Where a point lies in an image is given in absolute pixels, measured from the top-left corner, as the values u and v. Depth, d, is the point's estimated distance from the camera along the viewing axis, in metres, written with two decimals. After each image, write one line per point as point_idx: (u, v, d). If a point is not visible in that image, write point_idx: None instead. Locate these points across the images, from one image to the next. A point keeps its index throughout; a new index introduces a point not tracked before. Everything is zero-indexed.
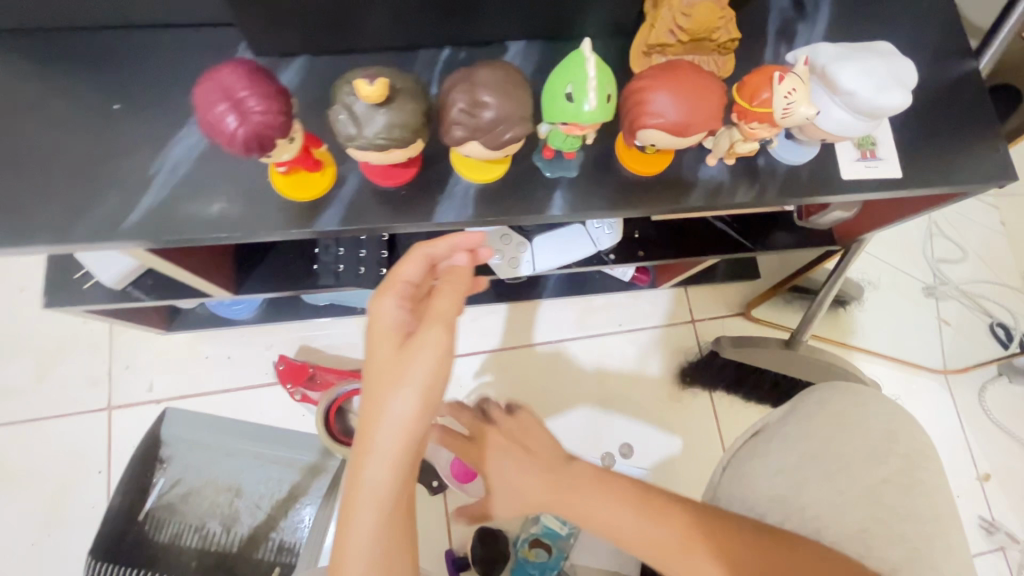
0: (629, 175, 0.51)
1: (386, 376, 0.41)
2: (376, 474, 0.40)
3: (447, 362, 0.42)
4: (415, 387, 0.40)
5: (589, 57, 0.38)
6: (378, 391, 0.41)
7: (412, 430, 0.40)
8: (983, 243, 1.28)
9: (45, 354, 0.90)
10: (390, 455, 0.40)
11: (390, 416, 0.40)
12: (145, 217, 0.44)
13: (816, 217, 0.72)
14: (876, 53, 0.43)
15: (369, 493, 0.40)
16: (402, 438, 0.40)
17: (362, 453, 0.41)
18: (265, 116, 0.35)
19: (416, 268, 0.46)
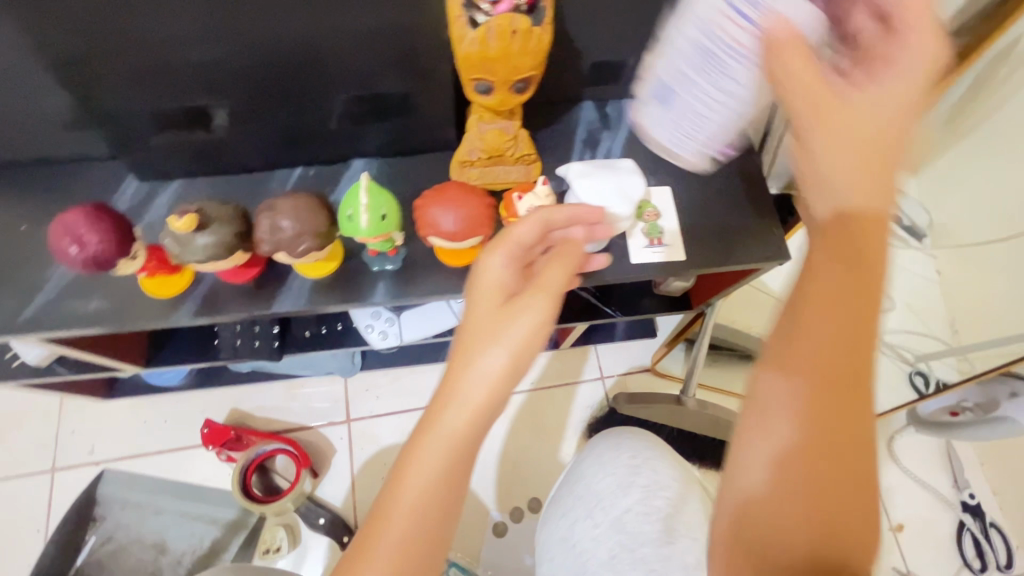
0: (444, 266, 0.61)
1: (487, 329, 0.45)
2: (431, 457, 0.42)
3: (542, 330, 0.46)
4: (508, 349, 0.44)
5: (363, 187, 0.50)
6: (474, 377, 0.43)
7: (483, 404, 0.43)
8: (914, 291, 1.34)
9: (1, 420, 1.00)
10: (454, 445, 0.43)
11: (461, 403, 0.43)
12: (36, 314, 0.55)
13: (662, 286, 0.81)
14: (613, 171, 0.54)
15: (445, 432, 0.43)
16: (482, 397, 0.43)
17: (425, 433, 0.43)
18: (100, 247, 0.46)
19: (530, 230, 0.48)
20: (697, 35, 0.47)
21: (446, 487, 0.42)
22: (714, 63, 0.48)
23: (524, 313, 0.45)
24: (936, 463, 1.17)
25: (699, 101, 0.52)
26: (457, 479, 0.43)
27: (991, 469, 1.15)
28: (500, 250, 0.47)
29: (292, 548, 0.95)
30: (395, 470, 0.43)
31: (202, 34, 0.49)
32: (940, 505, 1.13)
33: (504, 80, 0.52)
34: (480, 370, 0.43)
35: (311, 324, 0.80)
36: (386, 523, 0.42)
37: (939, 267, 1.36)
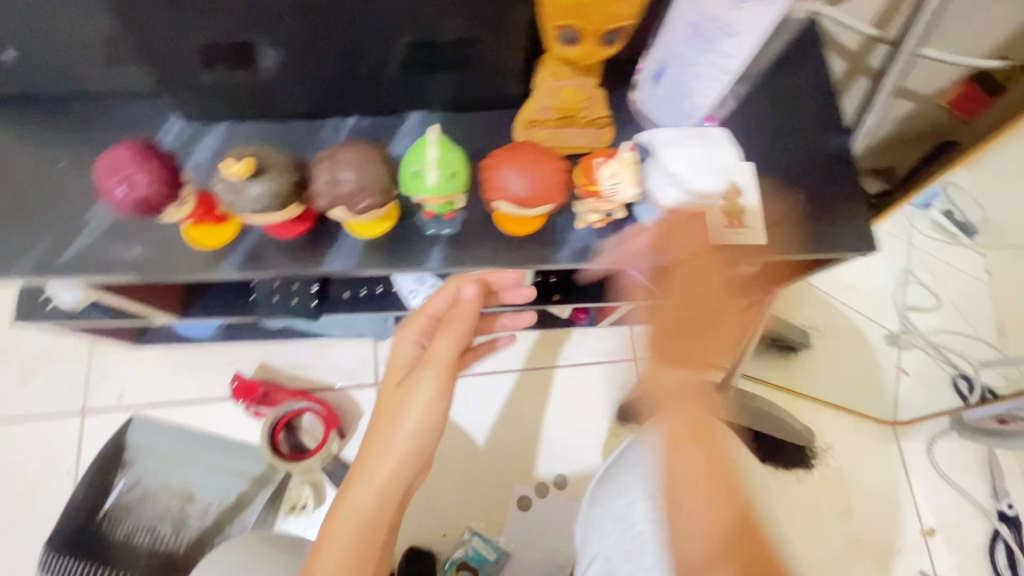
0: (505, 234, 0.57)
1: (391, 402, 0.54)
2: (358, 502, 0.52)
3: (438, 398, 0.54)
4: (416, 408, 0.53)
5: (431, 141, 0.45)
6: (387, 443, 0.52)
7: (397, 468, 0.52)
8: (959, 290, 1.28)
9: (32, 360, 1.00)
10: (377, 503, 0.52)
11: (376, 469, 0.52)
12: (76, 257, 0.52)
13: None
14: (702, 140, 0.49)
15: (354, 505, 0.52)
16: (391, 464, 0.52)
17: (355, 487, 0.52)
18: (147, 187, 0.43)
19: (441, 304, 0.56)
20: (688, 21, 0.49)
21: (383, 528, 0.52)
22: (704, 40, 0.50)
23: (422, 381, 0.53)
24: (975, 469, 1.13)
25: (690, 82, 0.53)
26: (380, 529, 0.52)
27: None
28: (417, 328, 0.55)
29: (317, 507, 0.95)
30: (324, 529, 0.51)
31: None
32: (975, 511, 1.10)
33: (595, 31, 0.48)
34: (390, 439, 0.53)
35: (349, 285, 0.77)
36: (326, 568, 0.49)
37: (989, 267, 1.28)
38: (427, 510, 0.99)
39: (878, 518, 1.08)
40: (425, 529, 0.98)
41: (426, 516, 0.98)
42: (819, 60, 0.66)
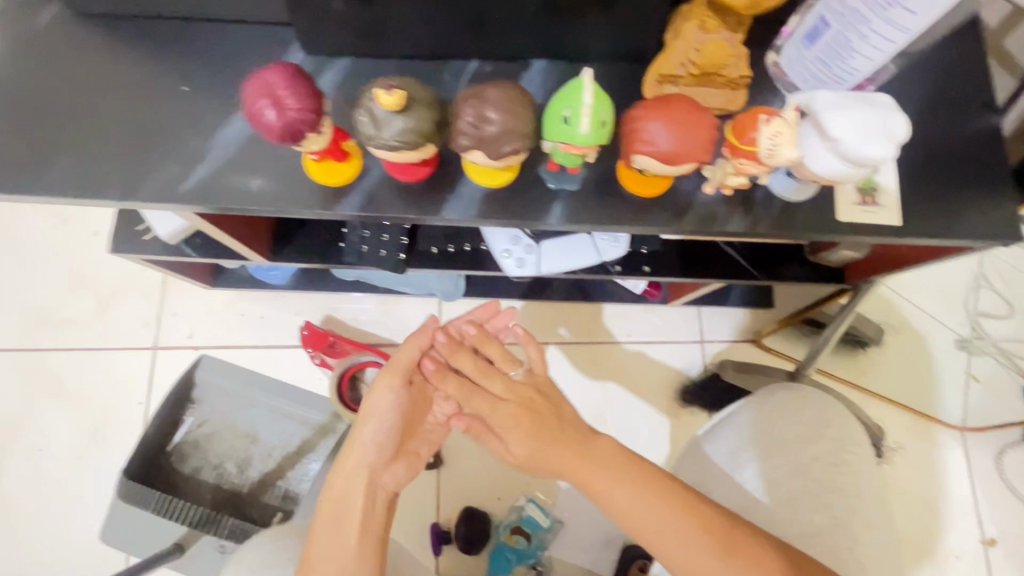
0: (628, 194, 0.55)
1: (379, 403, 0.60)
2: (337, 505, 0.55)
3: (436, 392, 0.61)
4: (381, 424, 0.59)
5: (587, 85, 0.42)
6: (361, 450, 0.58)
7: (369, 478, 0.57)
8: None
9: (107, 293, 1.02)
10: (345, 501, 0.55)
11: (352, 474, 0.57)
12: (197, 185, 0.52)
13: (826, 252, 0.73)
14: (871, 104, 0.45)
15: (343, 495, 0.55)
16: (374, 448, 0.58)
17: (338, 495, 0.55)
18: (298, 113, 0.41)
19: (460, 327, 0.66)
20: None
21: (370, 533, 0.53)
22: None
23: (391, 402, 0.60)
24: None
25: (848, 47, 0.49)
26: (363, 534, 0.53)
27: None
28: (384, 376, 0.61)
29: None
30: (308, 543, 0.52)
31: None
32: None
33: None
34: (360, 452, 0.58)
35: (437, 241, 0.75)
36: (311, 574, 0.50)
37: None
38: (482, 472, 0.99)
39: (936, 523, 1.06)
40: (480, 491, 0.99)
41: (482, 478, 0.99)
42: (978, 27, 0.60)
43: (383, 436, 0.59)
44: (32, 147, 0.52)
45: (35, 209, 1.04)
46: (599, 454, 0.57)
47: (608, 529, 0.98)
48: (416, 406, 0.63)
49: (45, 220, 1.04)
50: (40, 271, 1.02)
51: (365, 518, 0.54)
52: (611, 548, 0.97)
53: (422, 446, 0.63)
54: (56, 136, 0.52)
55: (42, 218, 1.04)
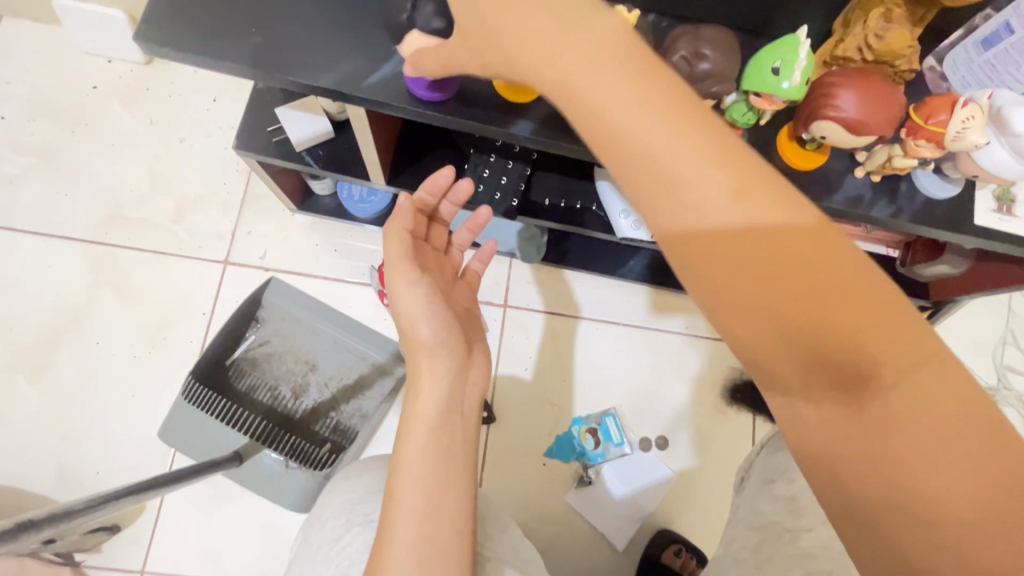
0: (784, 164, 0.56)
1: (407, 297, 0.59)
2: (419, 432, 0.55)
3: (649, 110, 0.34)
4: (426, 318, 0.59)
5: (803, 41, 0.44)
6: (430, 361, 0.58)
7: (451, 388, 0.58)
8: None
9: (186, 200, 1.01)
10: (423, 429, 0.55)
11: (429, 394, 0.57)
12: (381, 81, 0.52)
13: (921, 264, 0.75)
14: None
15: (421, 420, 0.56)
16: (433, 350, 0.58)
17: (411, 421, 0.56)
18: None
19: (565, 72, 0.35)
20: None
21: (448, 475, 0.54)
22: None
23: (415, 292, 0.59)
24: None
25: None
26: (447, 480, 0.54)
27: None
28: (401, 272, 0.59)
29: None
30: (394, 464, 0.54)
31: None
32: None
33: None
34: (430, 361, 0.58)
35: (550, 193, 0.77)
36: (396, 519, 0.51)
37: None
38: (530, 435, 1.01)
39: None
40: (526, 453, 1.01)
41: (529, 441, 1.01)
42: None
43: (437, 329, 0.59)
44: (227, 20, 0.52)
45: (124, 105, 1.04)
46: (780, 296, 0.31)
47: (643, 509, 0.99)
48: (447, 289, 0.64)
49: (134, 119, 1.04)
50: (122, 169, 1.01)
51: (450, 438, 0.56)
52: (644, 528, 0.99)
53: (479, 349, 0.64)
54: (251, 13, 0.52)
55: (131, 116, 1.04)
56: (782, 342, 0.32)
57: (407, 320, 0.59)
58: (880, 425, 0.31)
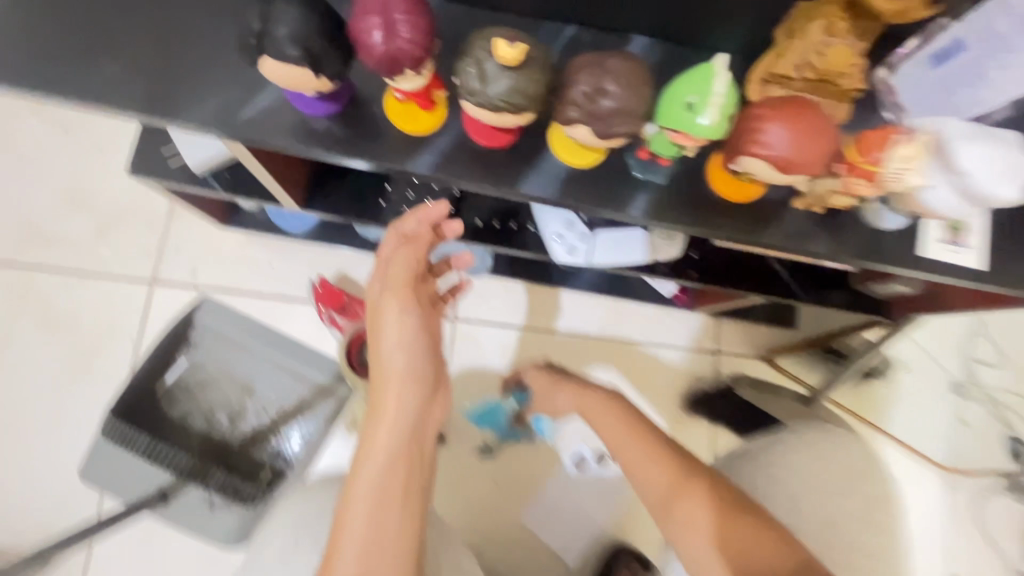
0: (715, 196, 0.51)
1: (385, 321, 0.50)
2: (376, 459, 0.47)
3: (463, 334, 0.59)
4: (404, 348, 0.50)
5: (722, 72, 0.39)
6: (398, 389, 0.49)
7: (415, 426, 0.49)
8: None
9: (107, 216, 0.94)
10: (381, 467, 0.47)
11: (392, 428, 0.48)
12: (257, 115, 0.46)
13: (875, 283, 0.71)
14: (999, 140, 0.42)
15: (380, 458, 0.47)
16: (410, 379, 0.49)
17: (370, 453, 0.47)
18: (408, 44, 0.37)
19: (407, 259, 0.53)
20: None
21: (396, 528, 0.45)
22: None
23: (400, 317, 0.50)
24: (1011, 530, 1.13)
25: (981, 73, 0.46)
26: (395, 538, 0.45)
27: None
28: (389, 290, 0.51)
29: None
30: (344, 497, 0.46)
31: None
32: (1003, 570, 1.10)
33: None
34: (398, 391, 0.49)
35: (482, 214, 0.71)
36: None
37: None
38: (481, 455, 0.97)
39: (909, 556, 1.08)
40: (477, 474, 0.97)
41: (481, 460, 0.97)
42: None
43: (412, 357, 0.50)
44: (76, 43, 0.45)
45: (32, 112, 0.96)
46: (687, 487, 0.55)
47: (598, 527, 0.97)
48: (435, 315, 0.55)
49: (46, 127, 0.95)
50: (37, 183, 0.94)
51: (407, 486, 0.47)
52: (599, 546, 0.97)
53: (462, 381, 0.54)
54: (104, 34, 0.46)
55: (42, 124, 0.95)
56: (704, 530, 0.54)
57: (378, 337, 0.51)
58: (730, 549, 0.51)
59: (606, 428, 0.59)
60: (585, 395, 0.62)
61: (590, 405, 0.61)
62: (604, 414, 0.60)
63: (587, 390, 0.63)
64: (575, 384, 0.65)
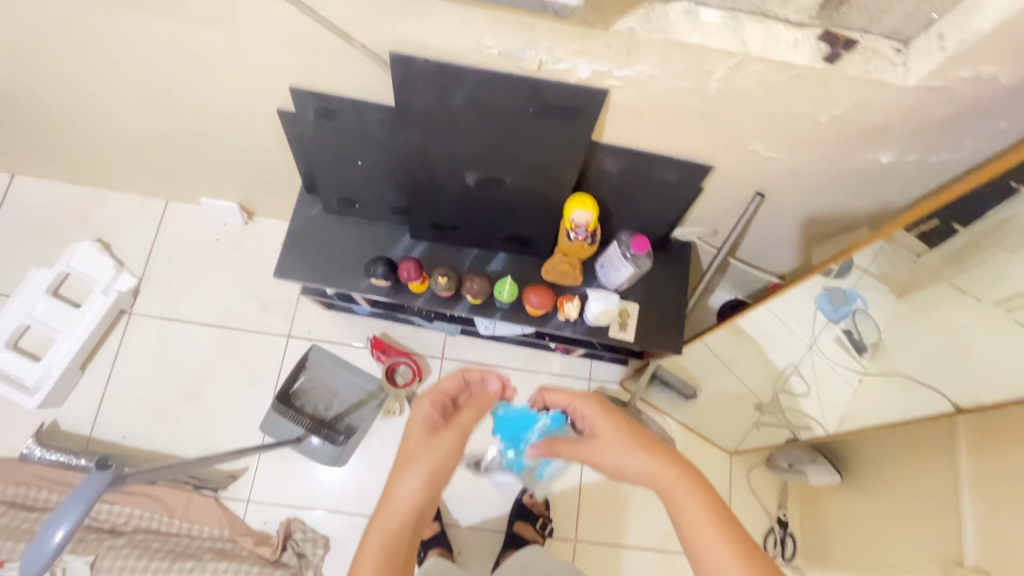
0: (528, 314, 1.34)
1: (421, 445, 1.00)
2: (397, 510, 0.92)
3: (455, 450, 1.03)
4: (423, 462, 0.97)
5: (509, 282, 1.30)
6: (409, 477, 0.95)
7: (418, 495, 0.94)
8: None
9: (268, 302, 1.86)
10: (396, 511, 0.92)
11: (406, 493, 0.93)
12: (363, 284, 1.35)
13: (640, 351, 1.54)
14: (607, 298, 1.30)
15: (397, 508, 0.92)
16: (426, 473, 0.96)
17: (387, 506, 0.92)
18: (415, 275, 1.29)
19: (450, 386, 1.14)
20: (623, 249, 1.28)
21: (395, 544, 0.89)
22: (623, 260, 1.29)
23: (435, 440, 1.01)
24: (773, 493, 1.84)
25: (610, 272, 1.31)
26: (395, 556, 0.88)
27: (804, 506, 1.82)
28: (423, 432, 1.03)
29: (400, 413, 1.80)
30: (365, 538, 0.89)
31: (461, 200, 1.24)
32: (764, 516, 1.82)
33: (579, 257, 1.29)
34: (406, 483, 0.94)
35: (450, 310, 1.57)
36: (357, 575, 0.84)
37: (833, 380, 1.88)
38: None
39: None
40: None
41: None
42: (683, 261, 1.39)
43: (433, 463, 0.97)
44: (304, 260, 1.35)
45: (235, 249, 1.89)
46: (690, 484, 0.96)
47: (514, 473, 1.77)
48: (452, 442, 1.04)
49: (240, 256, 1.89)
50: (235, 285, 1.87)
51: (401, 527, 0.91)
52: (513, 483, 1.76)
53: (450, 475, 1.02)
54: (313, 256, 1.36)
55: (238, 254, 1.89)
56: (719, 523, 0.91)
57: (410, 448, 1.00)
58: (739, 538, 0.89)
59: (632, 450, 1.04)
60: (597, 422, 1.11)
61: (602, 427, 1.10)
62: (615, 432, 1.08)
63: (605, 415, 1.11)
64: (591, 405, 1.13)
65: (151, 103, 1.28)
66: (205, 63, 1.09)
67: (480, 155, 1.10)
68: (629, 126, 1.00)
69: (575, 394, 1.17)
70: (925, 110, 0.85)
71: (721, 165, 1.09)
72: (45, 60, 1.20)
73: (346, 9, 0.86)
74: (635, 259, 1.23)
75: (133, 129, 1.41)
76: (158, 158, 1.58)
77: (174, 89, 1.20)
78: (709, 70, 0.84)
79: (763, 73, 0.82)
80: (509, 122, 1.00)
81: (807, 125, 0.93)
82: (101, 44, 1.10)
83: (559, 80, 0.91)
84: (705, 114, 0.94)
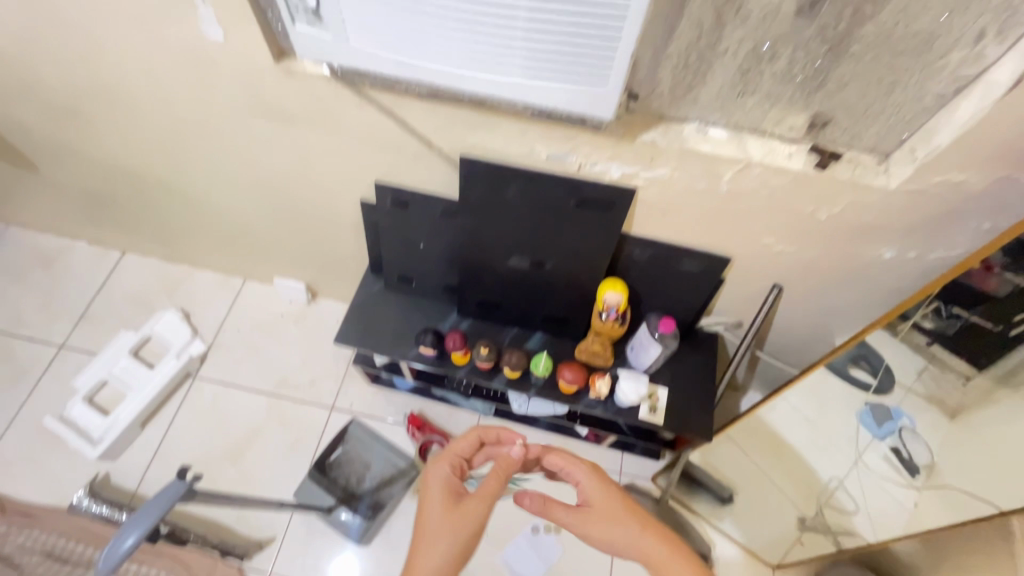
0: (561, 391, 1.42)
1: (448, 512, 1.05)
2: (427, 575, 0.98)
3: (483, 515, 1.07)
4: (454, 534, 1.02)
5: (543, 356, 1.41)
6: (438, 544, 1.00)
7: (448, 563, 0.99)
8: None
9: (319, 374, 2.00)
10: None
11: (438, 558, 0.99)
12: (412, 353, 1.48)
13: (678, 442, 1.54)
14: (637, 379, 1.39)
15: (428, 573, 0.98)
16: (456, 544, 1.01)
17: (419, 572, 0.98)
18: (459, 345, 1.43)
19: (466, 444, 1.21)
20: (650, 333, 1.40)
21: None
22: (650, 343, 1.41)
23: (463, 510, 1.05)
24: None
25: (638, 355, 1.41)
26: None
27: None
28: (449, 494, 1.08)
29: None
30: None
31: (505, 282, 1.40)
32: None
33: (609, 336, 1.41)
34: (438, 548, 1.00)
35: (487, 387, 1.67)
36: None
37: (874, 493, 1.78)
38: None
39: None
40: None
41: None
42: (709, 349, 1.47)
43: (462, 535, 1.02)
44: (361, 328, 1.51)
45: (296, 325, 2.09)
46: (676, 552, 1.03)
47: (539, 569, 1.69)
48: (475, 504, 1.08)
49: (300, 331, 2.08)
50: (291, 356, 2.04)
51: None
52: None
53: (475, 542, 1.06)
54: (369, 325, 1.52)
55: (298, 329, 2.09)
56: None
57: (443, 515, 1.05)
58: None
59: (623, 517, 1.08)
60: (591, 489, 1.13)
61: (594, 494, 1.12)
62: (607, 498, 1.11)
63: (598, 481, 1.13)
64: (585, 472, 1.15)
65: (258, 194, 1.57)
66: (311, 162, 1.37)
67: (525, 241, 1.28)
68: (655, 219, 1.18)
69: (568, 458, 1.17)
70: (908, 211, 1.00)
71: (737, 257, 1.23)
72: (186, 158, 1.51)
73: (432, 123, 1.11)
74: (663, 339, 1.33)
75: (238, 215, 1.71)
76: (249, 241, 1.85)
77: (280, 182, 1.49)
78: (719, 174, 1.02)
79: (765, 176, 1.00)
80: (551, 213, 1.20)
81: (811, 222, 1.07)
82: (233, 147, 1.41)
83: (595, 180, 1.11)
84: (719, 210, 1.10)
